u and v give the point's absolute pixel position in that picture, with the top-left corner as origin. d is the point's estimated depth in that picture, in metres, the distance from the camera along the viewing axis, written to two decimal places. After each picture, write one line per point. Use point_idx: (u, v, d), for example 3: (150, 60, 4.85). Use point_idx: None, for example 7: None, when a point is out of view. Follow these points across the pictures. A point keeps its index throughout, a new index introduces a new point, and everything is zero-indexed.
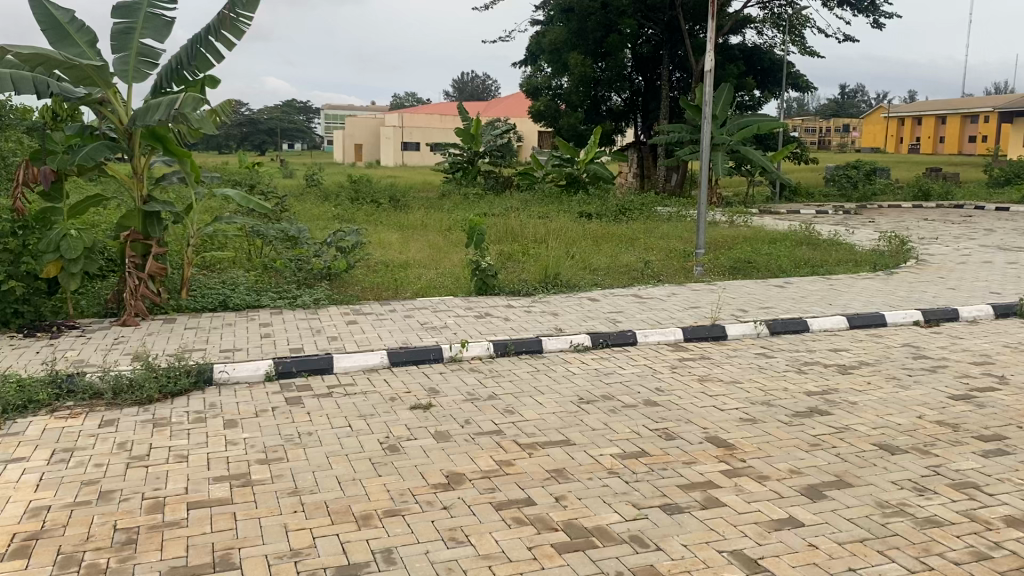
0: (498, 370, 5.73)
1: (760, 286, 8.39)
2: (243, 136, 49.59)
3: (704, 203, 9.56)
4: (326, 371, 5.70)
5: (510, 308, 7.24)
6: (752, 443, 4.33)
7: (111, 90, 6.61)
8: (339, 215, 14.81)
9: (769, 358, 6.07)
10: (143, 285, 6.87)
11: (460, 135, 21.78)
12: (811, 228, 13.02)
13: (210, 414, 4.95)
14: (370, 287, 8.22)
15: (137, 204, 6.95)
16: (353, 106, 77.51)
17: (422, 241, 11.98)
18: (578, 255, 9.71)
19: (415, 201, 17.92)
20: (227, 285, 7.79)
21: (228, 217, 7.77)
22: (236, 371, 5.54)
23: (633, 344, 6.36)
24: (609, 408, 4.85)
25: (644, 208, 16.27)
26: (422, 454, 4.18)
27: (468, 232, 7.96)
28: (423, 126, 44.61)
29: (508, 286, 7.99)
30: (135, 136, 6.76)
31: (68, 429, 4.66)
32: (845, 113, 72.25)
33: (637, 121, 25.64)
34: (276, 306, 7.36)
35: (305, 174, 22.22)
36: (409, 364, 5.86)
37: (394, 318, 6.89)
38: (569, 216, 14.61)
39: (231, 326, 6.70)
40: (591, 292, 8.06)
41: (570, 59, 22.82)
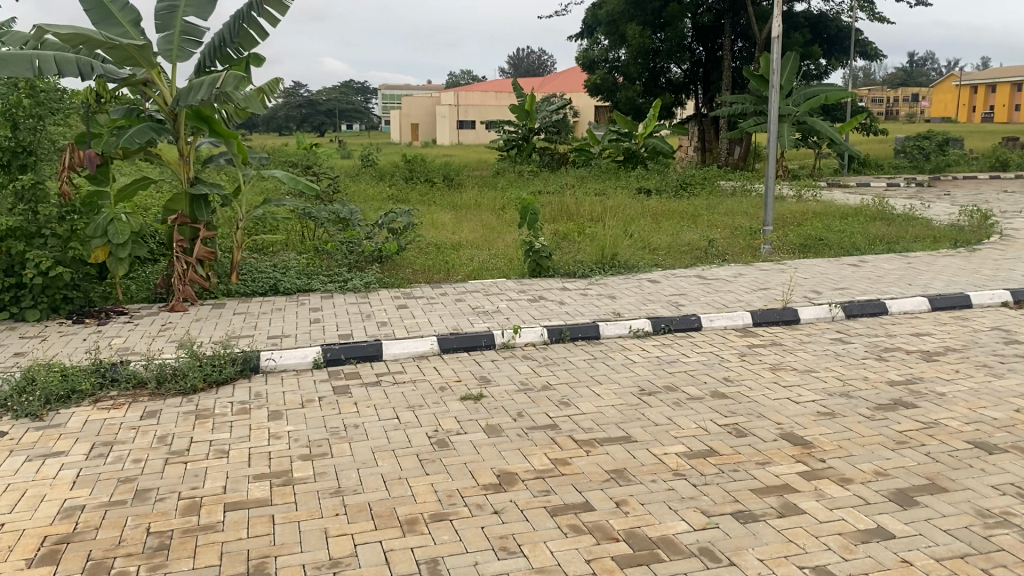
0: (554, 357, 5.44)
1: (833, 265, 7.92)
2: (300, 117, 49.97)
3: (772, 178, 9.08)
4: (375, 359, 5.47)
5: (566, 291, 6.94)
6: (831, 441, 3.96)
7: (154, 71, 6.48)
8: (393, 194, 14.65)
9: (844, 344, 5.66)
10: (191, 269, 6.75)
11: (515, 111, 21.42)
12: (884, 202, 12.39)
13: (255, 404, 4.75)
14: (422, 269, 7.99)
15: (183, 186, 6.82)
16: (409, 86, 77.60)
17: (477, 221, 11.72)
18: (637, 234, 9.34)
19: (470, 179, 17.67)
20: (278, 268, 7.64)
21: (278, 199, 7.60)
22: (283, 359, 5.34)
23: (697, 329, 6.01)
24: (672, 400, 4.53)
25: (705, 183, 15.74)
26: (472, 451, 3.91)
27: (522, 211, 7.66)
28: (479, 104, 44.32)
29: (564, 267, 7.68)
30: (180, 117, 6.66)
31: (110, 421, 4.53)
32: (915, 82, 69.63)
33: (697, 93, 24.93)
34: (326, 289, 7.17)
35: (360, 154, 22.15)
36: (461, 350, 5.61)
37: (446, 302, 6.65)
38: (627, 192, 14.20)
39: (280, 311, 6.52)
40: (651, 273, 7.70)
41: (628, 31, 22.23)
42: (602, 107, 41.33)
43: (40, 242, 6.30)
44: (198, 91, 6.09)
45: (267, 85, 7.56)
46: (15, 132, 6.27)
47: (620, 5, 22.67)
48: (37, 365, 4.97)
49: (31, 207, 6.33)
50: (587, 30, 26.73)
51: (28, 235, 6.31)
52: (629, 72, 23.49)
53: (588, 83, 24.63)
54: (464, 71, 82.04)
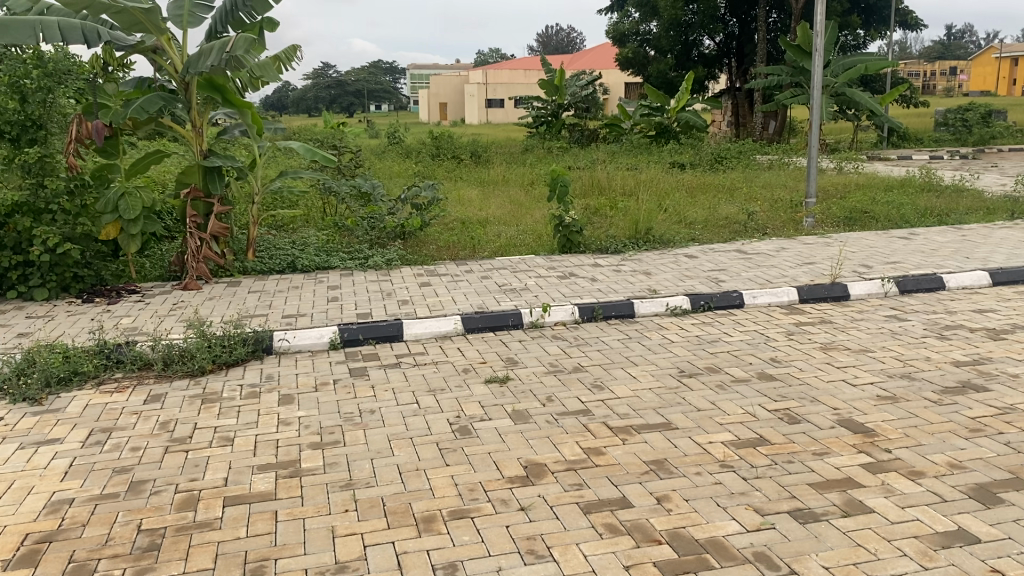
0: (586, 337, 5.07)
1: (882, 239, 7.45)
2: (328, 98, 49.75)
3: (815, 148, 8.59)
4: (395, 339, 5.14)
5: (598, 267, 6.55)
6: (895, 429, 3.56)
7: (164, 37, 6.16)
8: (420, 171, 14.31)
9: (900, 322, 5.23)
10: (205, 246, 6.46)
11: (544, 86, 20.96)
12: (931, 174, 11.81)
13: (265, 387, 4.45)
14: (447, 245, 7.64)
15: (196, 159, 6.51)
16: (437, 65, 77.19)
17: (504, 197, 11.33)
18: (673, 208, 8.91)
19: (498, 156, 17.28)
20: (297, 244, 7.32)
21: (295, 173, 7.27)
22: (297, 339, 5.04)
23: (739, 306, 5.62)
24: (715, 383, 4.15)
25: (741, 157, 15.22)
26: (497, 439, 3.56)
27: (552, 184, 7.27)
28: (508, 81, 43.77)
29: (596, 242, 7.28)
30: (191, 86, 6.34)
31: (111, 405, 4.24)
32: (956, 54, 67.71)
33: (731, 66, 24.26)
34: (346, 267, 6.84)
35: (387, 132, 21.85)
36: (486, 330, 5.27)
37: (471, 280, 6.30)
38: (660, 167, 13.74)
39: (296, 289, 6.21)
40: (687, 248, 7.29)
41: (660, 3, 21.63)
42: (633, 83, 40.61)
43: (48, 218, 6.01)
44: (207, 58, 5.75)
45: (284, 53, 7.21)
46: (23, 105, 5.95)
47: None
48: (38, 346, 4.69)
49: (38, 181, 6.01)
50: (617, 2, 26.08)
51: (35, 211, 6.01)
52: (660, 46, 22.88)
53: (619, 57, 24.07)
54: (492, 49, 81.34)
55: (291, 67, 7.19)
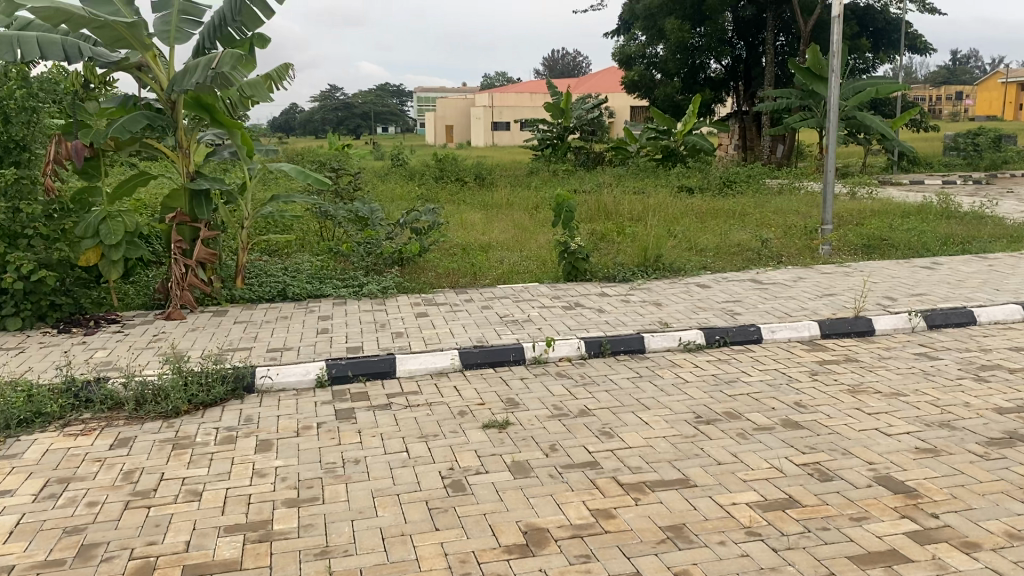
0: (593, 375, 4.69)
1: (905, 268, 7.08)
2: (334, 119, 49.67)
3: (831, 172, 8.23)
4: (387, 376, 4.77)
5: (605, 297, 6.18)
6: (940, 489, 3.17)
7: (149, 53, 5.86)
8: (422, 194, 14.00)
9: (932, 360, 4.84)
10: (191, 273, 6.11)
11: (549, 109, 20.71)
12: (949, 200, 11.45)
13: (243, 431, 4.08)
14: (446, 272, 7.28)
15: (182, 181, 6.18)
16: (443, 88, 77.37)
17: (508, 221, 11.00)
18: (682, 234, 8.57)
19: (502, 179, 16.98)
20: (289, 271, 6.97)
21: (288, 196, 6.93)
22: (281, 375, 4.68)
23: (757, 341, 5.25)
24: (736, 432, 3.77)
25: (751, 181, 14.89)
26: (494, 497, 3.18)
27: (556, 208, 6.93)
28: (513, 104, 43.64)
29: (603, 270, 6.92)
30: (178, 105, 6.02)
31: (73, 451, 3.87)
32: (962, 79, 67.58)
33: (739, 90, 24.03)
34: (339, 295, 6.47)
35: (391, 155, 21.59)
36: (485, 366, 4.89)
37: (470, 310, 5.93)
38: (668, 191, 13.41)
39: (285, 319, 5.85)
40: (699, 276, 6.92)
41: (667, 25, 21.41)
42: (638, 106, 40.45)
43: (24, 244, 5.67)
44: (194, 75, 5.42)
45: (277, 72, 6.92)
46: (7, 126, 5.57)
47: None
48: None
49: (13, 205, 5.64)
50: (623, 25, 25.89)
51: (10, 236, 5.67)
52: (667, 68, 22.64)
53: (625, 80, 23.85)
54: (498, 73, 81.61)
55: (284, 87, 6.89)
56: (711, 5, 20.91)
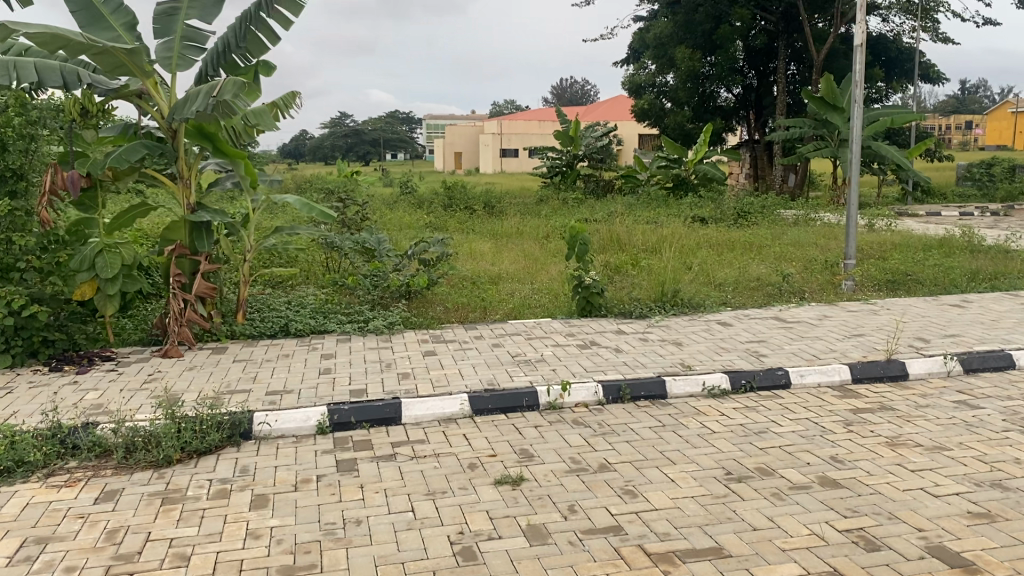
0: (611, 423, 4.41)
1: (934, 306, 6.79)
2: (344, 146, 49.74)
3: (853, 205, 7.96)
4: (393, 422, 4.50)
5: (622, 335, 5.90)
6: (1002, 562, 2.87)
7: (151, 80, 5.66)
8: (431, 223, 13.77)
9: (973, 409, 4.55)
10: (189, 308, 5.86)
11: (559, 137, 20.55)
12: (971, 232, 11.17)
13: (238, 484, 3.80)
14: (455, 306, 7.01)
15: (183, 213, 5.95)
16: (452, 116, 77.63)
17: (518, 251, 10.75)
18: (699, 267, 8.30)
19: (511, 207, 16.75)
20: (292, 305, 6.73)
21: (292, 228, 6.69)
22: (279, 422, 4.42)
23: (784, 387, 4.98)
24: (769, 492, 3.47)
25: (765, 211, 14.63)
26: (508, 568, 2.89)
27: (570, 241, 6.68)
28: (523, 131, 43.57)
29: (618, 306, 6.65)
30: (179, 133, 5.81)
31: (55, 506, 3.60)
32: (972, 109, 67.43)
33: (750, 119, 23.89)
34: (343, 331, 6.21)
35: (399, 182, 21.42)
36: (496, 412, 4.61)
37: (480, 348, 5.65)
38: (681, 221, 13.16)
39: (286, 358, 5.58)
40: (719, 313, 6.64)
41: (678, 54, 21.29)
42: (648, 134, 40.35)
43: (17, 277, 5.43)
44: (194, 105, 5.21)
45: (283, 100, 6.72)
46: (4, 155, 5.39)
47: (668, 27, 21.70)
48: None
49: (5, 237, 5.41)
50: (633, 54, 25.80)
51: (2, 268, 5.43)
52: (678, 97, 22.49)
53: (636, 109, 23.72)
54: (507, 101, 81.91)
55: (290, 115, 6.68)
56: (723, 34, 20.78)
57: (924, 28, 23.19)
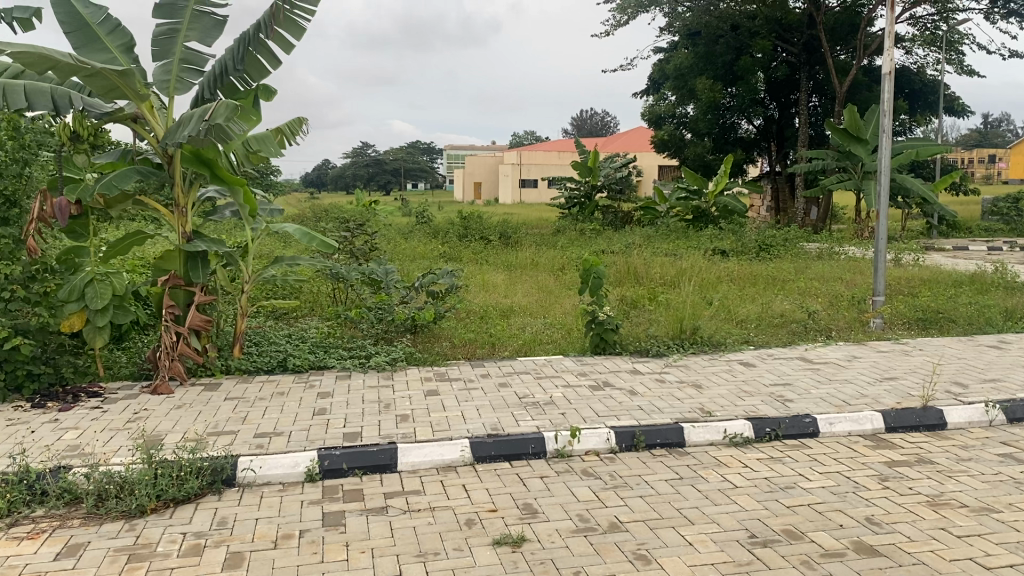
0: (624, 474, 4.06)
1: (971, 347, 6.40)
2: (364, 176, 49.85)
3: (883, 239, 7.59)
4: (387, 469, 4.17)
5: (638, 375, 5.56)
6: None
7: (145, 104, 5.43)
8: (446, 253, 13.51)
9: (1021, 464, 4.16)
10: (182, 341, 5.59)
11: (577, 167, 20.32)
12: (1004, 267, 10.76)
13: (213, 538, 3.48)
14: (462, 341, 6.68)
15: (178, 243, 5.70)
16: (472, 146, 77.94)
17: (532, 283, 10.45)
18: (720, 302, 7.95)
19: (527, 237, 16.48)
20: (292, 339, 6.44)
21: (293, 259, 6.41)
22: (265, 468, 4.10)
23: (811, 435, 4.62)
24: (799, 559, 3.11)
25: (788, 244, 14.27)
26: None
27: (584, 275, 6.36)
28: (541, 162, 43.45)
29: (634, 343, 6.30)
30: (174, 159, 5.57)
31: (11, 562, 3.28)
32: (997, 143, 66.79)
33: (771, 151, 23.60)
34: (342, 366, 5.90)
35: (416, 212, 21.24)
36: (500, 460, 4.28)
37: (487, 388, 5.32)
38: (701, 253, 12.83)
39: (281, 396, 5.26)
40: (741, 353, 6.28)
41: (698, 84, 21.08)
42: (667, 165, 40.12)
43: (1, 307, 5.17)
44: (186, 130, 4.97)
45: (289, 125, 6.41)
46: None
47: (689, 57, 21.52)
48: None
49: None
50: (653, 84, 25.63)
51: None
52: (698, 128, 22.24)
53: (655, 139, 23.50)
54: (527, 132, 82.15)
55: (297, 141, 6.38)
56: (744, 65, 20.56)
57: (949, 60, 22.89)
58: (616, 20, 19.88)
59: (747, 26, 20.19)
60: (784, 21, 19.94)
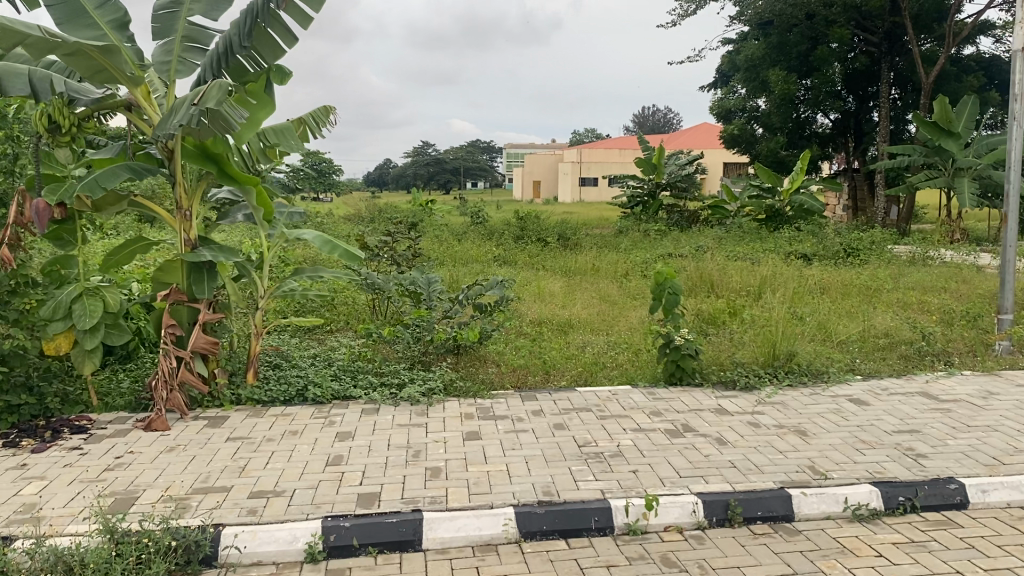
0: (720, 566, 3.07)
1: None
2: (425, 175, 49.44)
3: (1012, 246, 6.41)
4: (409, 548, 3.26)
5: (727, 417, 4.55)
6: None
7: (141, 88, 4.61)
8: (501, 257, 12.63)
9: None
10: (184, 368, 4.78)
11: (641, 165, 19.25)
12: None
13: None
14: (513, 364, 5.75)
15: (181, 251, 4.90)
16: (532, 145, 77.06)
17: (593, 292, 9.48)
18: (813, 320, 6.88)
19: (588, 238, 15.49)
20: (318, 362, 5.57)
21: (317, 270, 5.51)
22: (254, 544, 3.21)
23: (959, 507, 3.56)
24: None
25: (874, 248, 12.98)
26: None
27: (656, 291, 5.37)
28: (602, 161, 42.21)
29: (717, 373, 5.29)
30: (176, 154, 4.75)
31: None
32: None
33: (850, 147, 22.13)
34: (370, 396, 5.01)
35: (472, 213, 20.40)
36: (556, 537, 3.33)
37: (540, 429, 4.38)
38: (779, 258, 11.67)
39: (293, 436, 4.39)
40: (848, 386, 5.20)
41: (770, 76, 19.79)
42: (733, 163, 38.62)
43: None
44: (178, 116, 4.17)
45: (314, 116, 5.50)
46: None
47: (761, 48, 20.23)
48: None
49: None
50: (722, 78, 24.36)
51: None
52: (771, 123, 20.91)
53: (724, 135, 22.26)
54: (588, 131, 80.93)
55: (322, 134, 5.46)
56: (820, 55, 19.18)
57: None
58: (682, 9, 18.71)
59: (824, 14, 18.84)
60: (864, 8, 18.52)
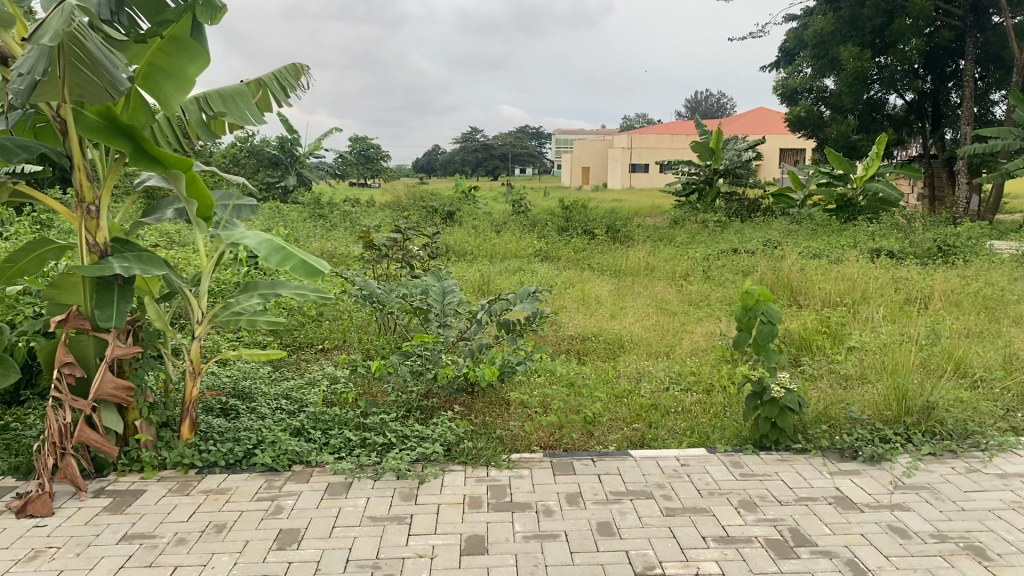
0: None
1: None
2: (473, 161, 48.21)
3: None
4: None
5: (856, 520, 3.05)
6: None
7: (18, 29, 3.24)
8: (542, 251, 11.19)
9: None
10: (83, 425, 3.42)
11: (698, 150, 17.57)
12: None
13: None
14: (541, 412, 4.32)
15: (85, 262, 3.52)
16: (582, 131, 75.38)
17: (647, 297, 8.00)
18: (935, 346, 5.30)
19: (639, 229, 13.94)
20: (283, 407, 4.20)
21: (280, 284, 4.11)
22: None
23: None
24: None
25: (973, 244, 11.16)
26: None
27: (741, 326, 3.87)
28: (654, 146, 40.30)
29: (827, 438, 3.79)
30: (73, 130, 3.36)
31: None
32: None
33: (928, 130, 20.12)
34: (339, 463, 3.62)
35: (515, 200, 18.95)
36: None
37: (574, 536, 2.92)
38: (860, 256, 10.00)
39: (217, 534, 3.03)
40: (1016, 461, 3.64)
41: (841, 53, 17.86)
42: (794, 148, 36.44)
43: None
44: (45, 91, 2.91)
45: (278, 77, 4.14)
46: None
47: (830, 23, 18.22)
48: None
49: None
50: (787, 54, 22.44)
51: None
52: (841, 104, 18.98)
53: (790, 117, 20.45)
54: (640, 116, 78.87)
55: (288, 100, 4.10)
56: (897, 30, 17.10)
57: None
58: None
59: None
60: None
